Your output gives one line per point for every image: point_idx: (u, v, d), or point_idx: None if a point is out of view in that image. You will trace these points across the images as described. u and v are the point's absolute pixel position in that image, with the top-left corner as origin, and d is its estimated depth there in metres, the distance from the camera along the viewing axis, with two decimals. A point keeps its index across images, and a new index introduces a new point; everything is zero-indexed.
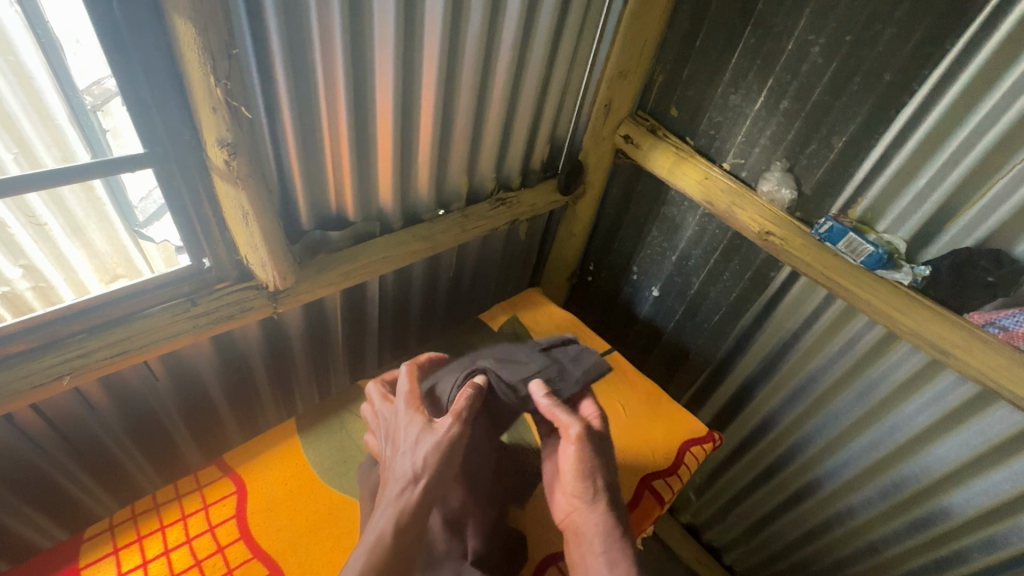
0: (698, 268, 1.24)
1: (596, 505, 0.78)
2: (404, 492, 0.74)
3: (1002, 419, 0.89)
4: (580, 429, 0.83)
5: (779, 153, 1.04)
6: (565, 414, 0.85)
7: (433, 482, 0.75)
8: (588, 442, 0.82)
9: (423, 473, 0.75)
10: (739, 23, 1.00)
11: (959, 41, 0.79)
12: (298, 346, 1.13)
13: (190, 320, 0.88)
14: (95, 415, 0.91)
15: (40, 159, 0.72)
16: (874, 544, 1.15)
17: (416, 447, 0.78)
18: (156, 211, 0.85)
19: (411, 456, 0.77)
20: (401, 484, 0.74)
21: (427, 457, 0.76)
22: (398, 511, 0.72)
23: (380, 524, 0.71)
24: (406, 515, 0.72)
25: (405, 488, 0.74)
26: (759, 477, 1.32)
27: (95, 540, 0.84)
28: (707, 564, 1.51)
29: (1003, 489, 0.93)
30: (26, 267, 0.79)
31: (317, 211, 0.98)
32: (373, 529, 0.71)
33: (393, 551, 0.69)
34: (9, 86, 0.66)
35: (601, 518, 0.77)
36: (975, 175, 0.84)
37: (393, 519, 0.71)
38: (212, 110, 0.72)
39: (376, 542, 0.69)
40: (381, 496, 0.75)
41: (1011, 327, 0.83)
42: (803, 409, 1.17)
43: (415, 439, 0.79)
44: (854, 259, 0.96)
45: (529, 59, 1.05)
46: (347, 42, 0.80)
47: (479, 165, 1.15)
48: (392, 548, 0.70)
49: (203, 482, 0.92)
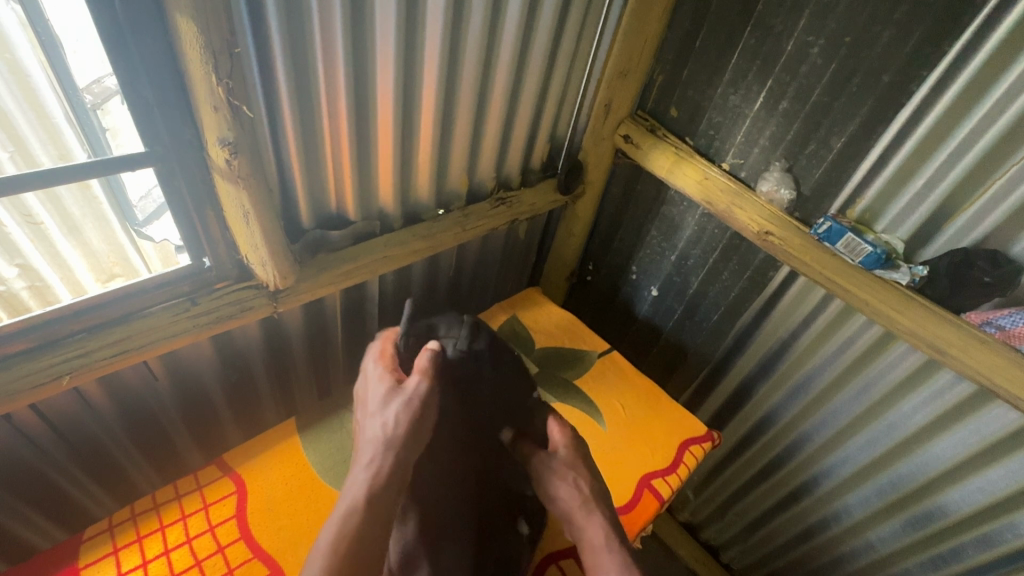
0: (697, 268, 1.25)
1: (578, 521, 0.83)
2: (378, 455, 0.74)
3: (997, 418, 0.90)
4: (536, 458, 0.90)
5: (778, 153, 1.04)
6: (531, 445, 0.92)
7: (402, 446, 0.76)
8: (548, 467, 0.88)
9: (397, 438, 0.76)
10: (739, 24, 1.00)
11: (957, 42, 0.79)
12: (297, 346, 1.13)
13: (189, 319, 0.88)
14: (93, 415, 0.90)
15: (37, 158, 0.72)
16: (870, 541, 1.16)
17: (387, 407, 0.79)
18: (156, 210, 0.85)
19: (384, 420, 0.78)
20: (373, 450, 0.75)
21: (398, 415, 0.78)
22: (373, 476, 0.72)
23: (354, 489, 0.70)
24: (379, 481, 0.72)
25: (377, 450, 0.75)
26: (757, 476, 1.33)
27: (94, 540, 0.84)
28: (705, 562, 1.52)
29: (999, 487, 0.94)
30: (22, 267, 0.79)
31: (317, 210, 0.98)
32: (348, 494, 0.70)
33: (367, 514, 0.68)
34: (9, 89, 0.66)
35: (590, 530, 0.81)
36: (972, 177, 0.85)
37: (368, 484, 0.71)
38: (213, 109, 0.71)
39: (348, 508, 0.68)
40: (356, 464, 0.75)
41: (1008, 327, 0.84)
42: (800, 408, 1.18)
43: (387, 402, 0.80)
44: (854, 259, 0.96)
45: (530, 58, 1.05)
46: (348, 42, 0.80)
47: (479, 165, 1.15)
48: (365, 514, 0.68)
49: (202, 482, 0.92)
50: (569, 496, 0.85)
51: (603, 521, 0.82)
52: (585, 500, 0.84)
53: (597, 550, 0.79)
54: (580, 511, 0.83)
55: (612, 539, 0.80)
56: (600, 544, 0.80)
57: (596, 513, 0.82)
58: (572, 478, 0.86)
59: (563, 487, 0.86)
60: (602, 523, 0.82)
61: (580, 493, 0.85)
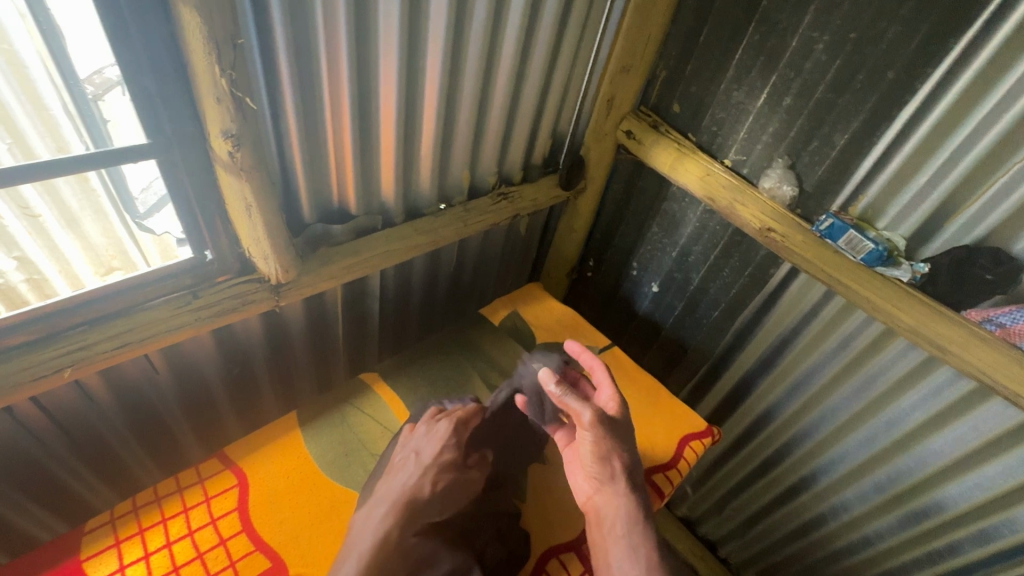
0: (699, 264, 1.25)
1: (615, 487, 0.82)
2: (413, 500, 0.83)
3: (997, 415, 0.91)
4: (589, 417, 0.84)
5: (781, 150, 1.05)
6: (574, 399, 0.87)
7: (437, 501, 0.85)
8: (601, 425, 0.84)
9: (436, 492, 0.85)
10: (743, 19, 1.00)
11: (962, 39, 0.79)
12: (298, 340, 1.13)
13: (191, 313, 0.87)
14: (94, 407, 0.90)
15: (35, 150, 0.71)
16: (867, 537, 1.17)
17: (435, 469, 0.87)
18: (157, 202, 0.84)
19: (428, 474, 0.86)
20: (411, 494, 0.84)
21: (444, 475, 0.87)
22: (400, 516, 0.80)
23: (381, 523, 0.79)
24: (406, 520, 0.81)
25: (411, 492, 0.83)
26: (755, 471, 1.34)
27: (96, 532, 0.84)
28: (703, 557, 1.53)
29: (998, 482, 0.94)
30: (20, 259, 0.78)
31: (319, 203, 0.97)
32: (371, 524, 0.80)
33: (392, 548, 0.77)
34: (10, 87, 0.65)
35: (615, 504, 0.81)
36: (976, 174, 0.85)
37: (399, 521, 0.80)
38: (217, 101, 0.71)
39: (376, 545, 0.76)
40: (382, 498, 0.83)
41: (1008, 324, 0.84)
42: (800, 404, 1.18)
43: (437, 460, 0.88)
44: (855, 256, 0.96)
45: (534, 52, 1.04)
46: (352, 34, 0.79)
47: (481, 159, 1.15)
48: (394, 547, 0.77)
49: (204, 475, 0.92)
50: (613, 461, 0.83)
51: (637, 499, 0.82)
52: (628, 470, 0.83)
53: (626, 522, 0.79)
54: (608, 478, 0.83)
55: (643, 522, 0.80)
56: (631, 519, 0.80)
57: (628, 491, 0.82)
58: (614, 450, 0.84)
59: (608, 449, 0.84)
60: (633, 501, 0.81)
61: (624, 462, 0.84)
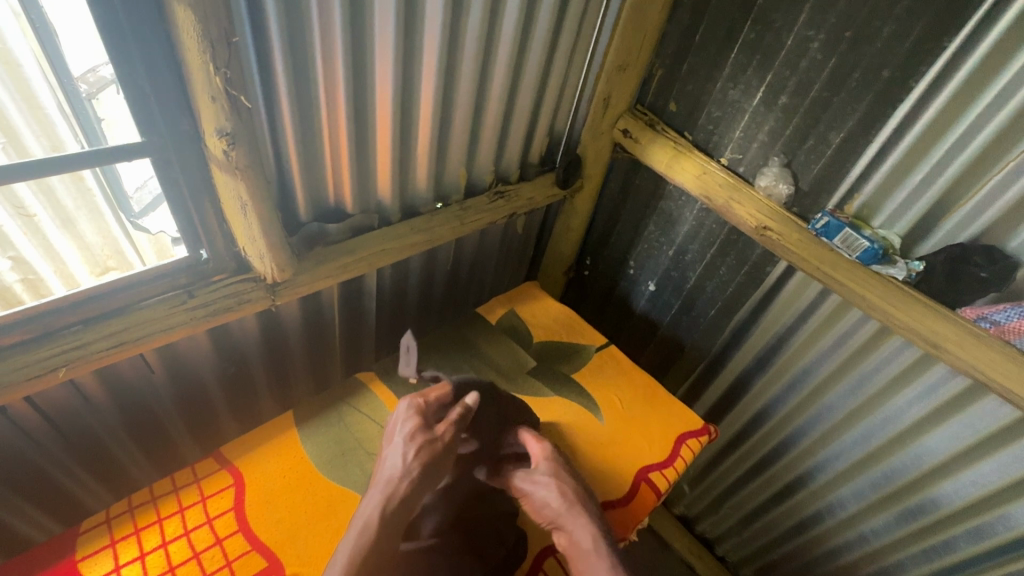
0: (695, 262, 1.25)
1: (568, 527, 0.83)
2: (393, 480, 0.78)
3: (992, 412, 0.91)
4: (517, 477, 0.89)
5: (777, 148, 1.05)
6: (505, 463, 0.92)
7: (419, 476, 0.79)
8: (526, 481, 0.88)
9: (415, 465, 0.79)
10: (739, 18, 1.00)
11: (956, 38, 0.80)
12: (294, 340, 1.12)
13: (187, 312, 0.87)
14: (90, 407, 0.90)
15: (28, 149, 0.71)
16: (863, 534, 1.17)
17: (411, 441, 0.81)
18: (152, 201, 0.84)
19: (404, 448, 0.81)
20: (393, 476, 0.78)
21: (421, 445, 0.81)
22: (386, 499, 0.76)
23: (369, 509, 0.75)
24: (392, 503, 0.76)
25: (392, 472, 0.78)
26: (752, 469, 1.34)
27: (92, 532, 0.84)
28: (700, 555, 1.53)
29: (992, 479, 0.95)
30: (15, 259, 0.77)
31: (315, 202, 0.97)
32: (363, 514, 0.75)
33: (378, 537, 0.73)
34: (9, 93, 0.66)
35: (574, 541, 0.82)
36: (970, 172, 0.85)
37: (383, 504, 0.76)
38: (211, 99, 0.70)
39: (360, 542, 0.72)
40: (374, 482, 0.79)
41: (1003, 322, 0.84)
42: (796, 402, 1.19)
43: (407, 431, 0.83)
44: (850, 254, 0.97)
45: (530, 50, 1.04)
46: (347, 33, 0.79)
47: (478, 158, 1.15)
48: (385, 534, 0.73)
49: (200, 475, 0.92)
50: (554, 502, 0.85)
51: (591, 524, 0.83)
52: (570, 505, 0.85)
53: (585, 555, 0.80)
54: (558, 521, 0.84)
55: (602, 545, 0.81)
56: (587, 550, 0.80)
57: (581, 518, 0.83)
58: (551, 488, 0.86)
59: (545, 495, 0.86)
60: (590, 529, 0.82)
61: (564, 496, 0.86)
